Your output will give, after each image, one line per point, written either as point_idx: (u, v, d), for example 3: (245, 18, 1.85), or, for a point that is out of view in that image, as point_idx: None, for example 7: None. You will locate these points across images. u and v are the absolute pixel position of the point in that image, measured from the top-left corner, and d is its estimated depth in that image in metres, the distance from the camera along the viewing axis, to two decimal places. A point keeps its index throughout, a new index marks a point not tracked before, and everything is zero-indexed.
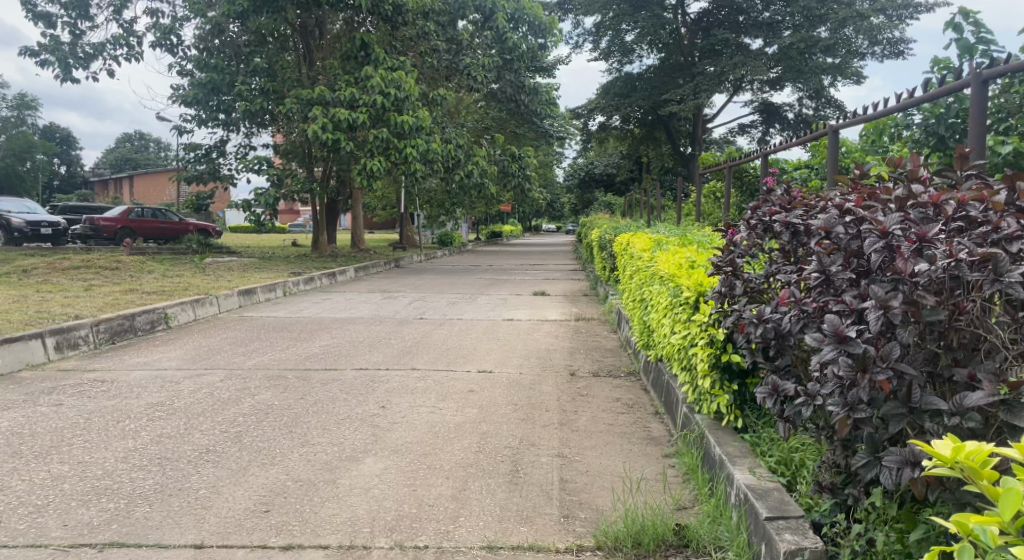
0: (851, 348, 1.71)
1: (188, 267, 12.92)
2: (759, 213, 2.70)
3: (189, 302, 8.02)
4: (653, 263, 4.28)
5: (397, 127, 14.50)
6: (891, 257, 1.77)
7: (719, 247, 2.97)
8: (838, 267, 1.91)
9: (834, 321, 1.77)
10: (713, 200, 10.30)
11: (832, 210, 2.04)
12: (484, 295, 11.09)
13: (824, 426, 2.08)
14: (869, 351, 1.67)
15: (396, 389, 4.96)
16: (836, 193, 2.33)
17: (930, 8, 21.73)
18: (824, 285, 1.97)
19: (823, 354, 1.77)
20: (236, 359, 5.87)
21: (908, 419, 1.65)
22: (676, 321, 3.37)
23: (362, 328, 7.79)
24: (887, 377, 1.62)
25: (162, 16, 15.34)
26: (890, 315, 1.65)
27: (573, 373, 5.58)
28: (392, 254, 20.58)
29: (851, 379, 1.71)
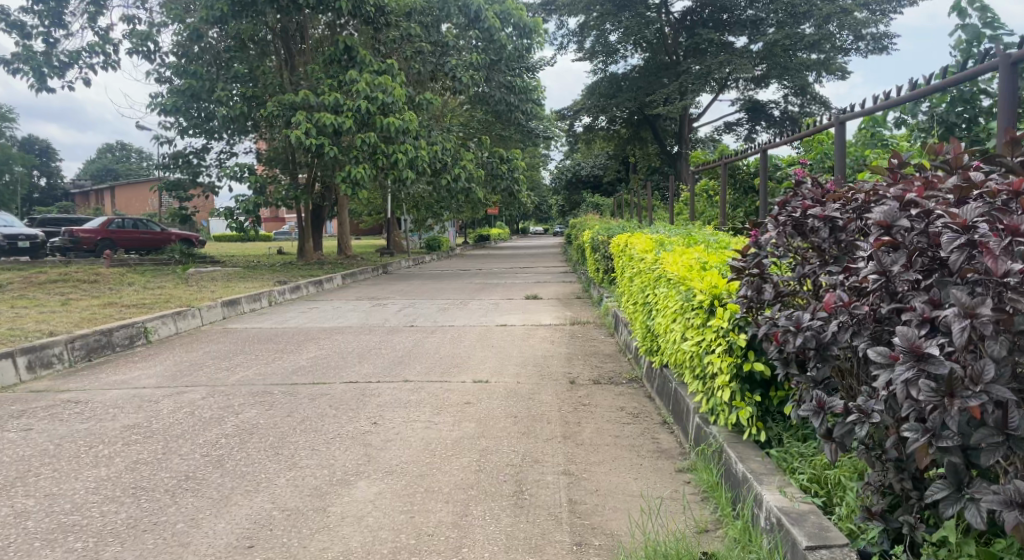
0: (933, 367, 1.50)
1: (170, 278, 12.59)
2: (787, 209, 2.51)
3: (170, 315, 7.72)
4: (659, 265, 4.07)
5: (383, 131, 14.22)
6: (969, 256, 1.57)
7: (740, 248, 2.77)
8: (901, 268, 1.72)
9: (909, 334, 1.56)
10: (706, 199, 10.15)
11: (887, 203, 1.83)
12: (475, 301, 10.86)
13: (875, 447, 1.88)
14: (956, 371, 1.46)
15: (388, 403, 4.71)
16: (877, 185, 2.14)
17: (912, 3, 21.78)
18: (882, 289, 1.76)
19: (897, 372, 1.56)
20: (219, 374, 5.60)
21: (1005, 448, 1.47)
22: (690, 325, 3.18)
23: (351, 337, 7.54)
24: (981, 404, 1.42)
25: (139, 22, 15.01)
26: (978, 326, 1.44)
27: (573, 380, 5.36)
28: (380, 260, 20.31)
29: (933, 402, 1.50)
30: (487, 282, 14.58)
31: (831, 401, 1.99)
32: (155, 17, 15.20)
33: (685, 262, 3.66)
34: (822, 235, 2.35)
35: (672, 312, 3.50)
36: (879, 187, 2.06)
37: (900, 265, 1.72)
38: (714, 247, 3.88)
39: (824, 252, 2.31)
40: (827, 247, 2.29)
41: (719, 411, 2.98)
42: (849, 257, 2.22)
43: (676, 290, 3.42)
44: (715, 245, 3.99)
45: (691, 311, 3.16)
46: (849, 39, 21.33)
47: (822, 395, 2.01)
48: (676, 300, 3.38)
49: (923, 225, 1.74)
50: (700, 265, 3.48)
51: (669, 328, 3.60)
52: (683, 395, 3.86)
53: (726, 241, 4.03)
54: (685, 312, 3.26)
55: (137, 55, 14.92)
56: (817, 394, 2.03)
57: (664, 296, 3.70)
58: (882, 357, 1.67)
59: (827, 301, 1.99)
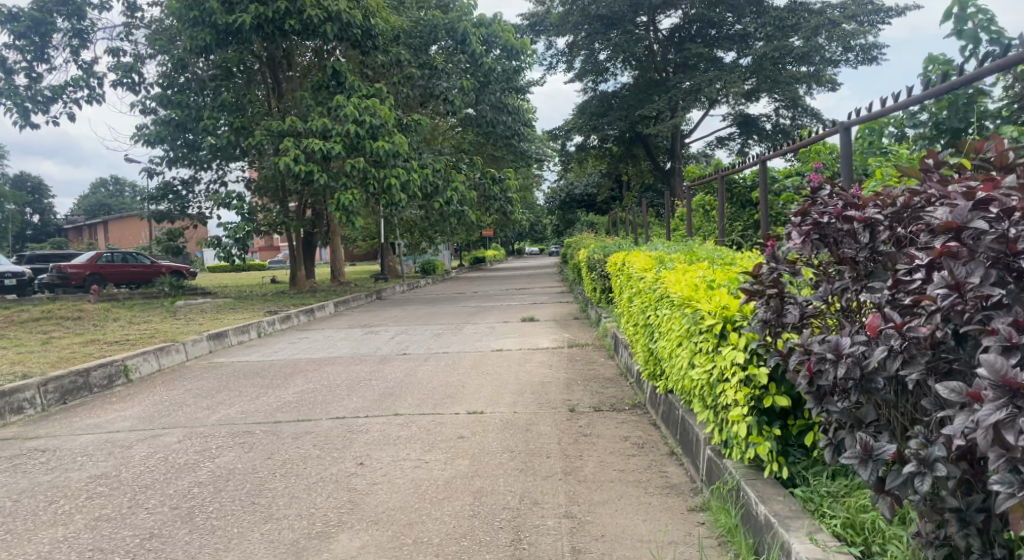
0: None
1: (157, 312, 12.29)
2: (809, 220, 2.28)
3: (152, 352, 7.42)
4: (659, 284, 3.82)
5: (372, 155, 14.03)
6: None
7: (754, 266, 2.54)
8: (977, 283, 1.48)
9: (998, 366, 1.32)
10: (703, 214, 9.95)
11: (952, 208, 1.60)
12: (470, 325, 10.57)
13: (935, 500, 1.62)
14: None
15: (377, 440, 4.42)
16: (913, 188, 1.93)
17: (900, 13, 21.86)
18: (951, 309, 1.53)
19: (983, 414, 1.30)
20: (199, 414, 5.30)
21: None
22: (699, 349, 2.94)
23: (341, 368, 7.25)
24: None
25: (124, 54, 14.91)
26: None
27: (573, 408, 5.08)
28: (373, 286, 20.05)
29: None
30: (482, 305, 14.31)
31: (880, 446, 1.75)
32: (140, 49, 15.15)
33: (689, 280, 3.43)
34: (854, 247, 2.11)
35: (677, 334, 3.26)
36: (925, 190, 1.84)
37: (975, 279, 1.48)
38: (718, 264, 3.63)
39: (857, 265, 2.07)
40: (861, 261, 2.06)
41: (734, 444, 2.74)
42: (886, 273, 1.99)
43: (681, 311, 3.18)
44: (719, 260, 3.76)
45: (699, 334, 2.92)
46: (839, 51, 21.35)
47: (867, 439, 1.76)
48: (682, 322, 3.14)
49: (998, 232, 1.51)
50: (709, 281, 3.24)
51: (675, 352, 3.35)
52: (690, 421, 3.62)
53: (730, 255, 3.79)
54: (693, 335, 3.02)
55: (122, 87, 14.81)
56: (862, 438, 1.78)
57: (668, 317, 3.45)
58: (958, 394, 1.42)
59: (871, 325, 1.76)
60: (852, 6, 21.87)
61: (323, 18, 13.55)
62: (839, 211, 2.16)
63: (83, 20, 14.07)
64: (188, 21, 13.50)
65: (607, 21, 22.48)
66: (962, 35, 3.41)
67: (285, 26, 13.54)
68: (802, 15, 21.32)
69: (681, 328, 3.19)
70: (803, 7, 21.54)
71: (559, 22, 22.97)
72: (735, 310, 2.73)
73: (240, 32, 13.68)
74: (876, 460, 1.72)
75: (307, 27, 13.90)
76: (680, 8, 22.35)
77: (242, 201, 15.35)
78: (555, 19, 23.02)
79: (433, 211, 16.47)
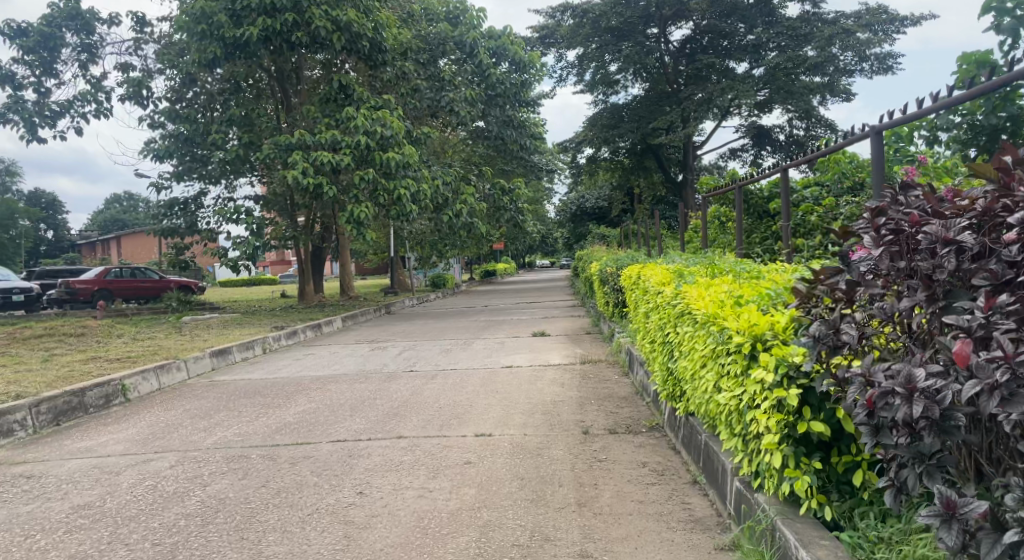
0: None
1: (163, 328, 12.13)
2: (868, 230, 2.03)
3: (152, 370, 7.21)
4: (680, 299, 3.57)
5: (383, 167, 13.89)
6: None
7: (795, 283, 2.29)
8: None
9: None
10: (719, 226, 9.69)
11: None
12: (479, 340, 10.31)
13: None
14: None
15: (378, 466, 4.16)
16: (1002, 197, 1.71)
17: (915, 22, 21.59)
18: None
19: None
20: (194, 436, 5.06)
21: None
22: (726, 370, 2.68)
23: (345, 386, 7.00)
24: None
25: (133, 69, 14.93)
26: None
27: (586, 430, 4.80)
28: (382, 300, 19.87)
29: None
30: (493, 318, 14.06)
31: (966, 504, 1.53)
32: (148, 64, 15.18)
33: (714, 294, 3.16)
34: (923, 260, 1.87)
35: (700, 352, 2.99)
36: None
37: None
38: (744, 278, 3.37)
39: (931, 284, 1.81)
40: (937, 277, 1.80)
41: (763, 475, 2.46)
42: (966, 292, 1.75)
43: (705, 327, 2.91)
44: (745, 274, 3.50)
45: (726, 353, 2.66)
46: (853, 60, 21.11)
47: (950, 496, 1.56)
48: (706, 338, 2.87)
49: None
50: (738, 294, 2.97)
51: (697, 372, 3.08)
52: (713, 447, 3.35)
53: (757, 270, 3.53)
54: (719, 354, 2.75)
55: (130, 102, 14.81)
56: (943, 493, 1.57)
57: (690, 335, 3.18)
58: None
59: (959, 353, 1.53)
60: (865, 15, 21.66)
61: (331, 29, 13.43)
62: (908, 218, 1.91)
63: (92, 35, 14.11)
64: (196, 35, 13.46)
65: (617, 32, 22.36)
66: (1001, 30, 3.16)
67: (293, 39, 13.46)
68: (815, 25, 21.16)
69: (705, 345, 2.92)
70: (816, 17, 21.38)
71: (569, 34, 22.81)
72: (770, 327, 2.45)
73: (248, 47, 13.62)
74: (963, 520, 1.52)
75: (315, 40, 13.82)
76: (692, 20, 22.20)
77: (250, 215, 15.25)
78: (566, 31, 22.92)
79: (443, 224, 16.27)
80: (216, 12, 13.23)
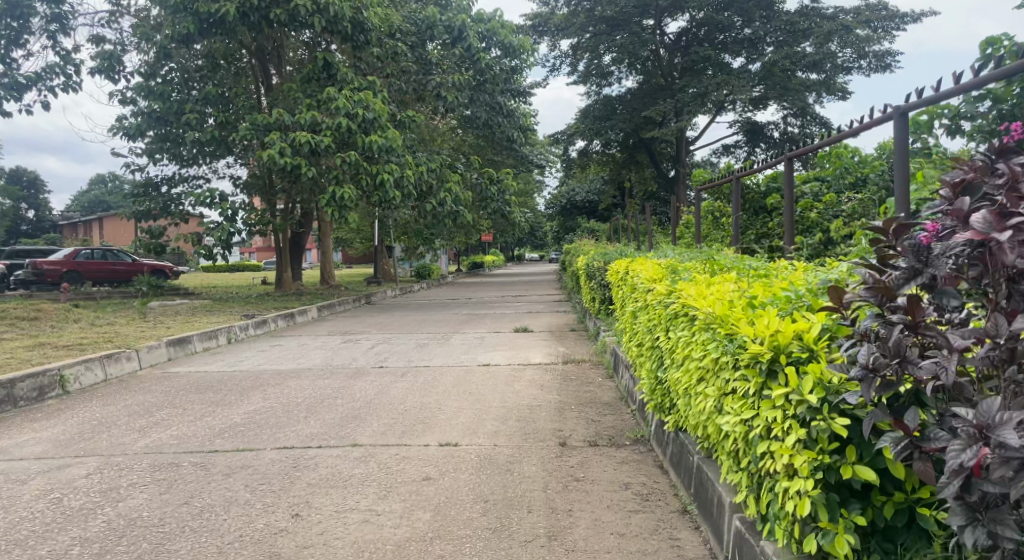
0: None
1: (127, 313, 11.47)
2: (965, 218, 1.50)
3: (98, 361, 6.61)
4: (672, 296, 3.07)
5: (365, 151, 13.27)
6: None
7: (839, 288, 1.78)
8: None
9: None
10: (714, 221, 9.19)
11: None
12: (458, 335, 9.79)
13: None
14: None
15: (324, 482, 3.65)
16: None
17: (915, 20, 21.12)
18: None
19: None
20: (126, 438, 4.51)
21: None
22: (731, 388, 2.20)
23: (307, 383, 6.46)
24: None
25: (106, 42, 14.20)
26: None
27: (564, 441, 4.29)
28: (364, 290, 19.31)
29: None
30: (475, 312, 13.50)
31: None
32: (122, 37, 14.42)
33: (715, 293, 2.67)
34: None
35: (700, 363, 2.51)
36: None
37: None
38: (749, 275, 2.89)
39: None
40: None
41: (778, 524, 1.99)
42: None
43: (706, 333, 2.43)
44: (750, 272, 3.01)
45: (733, 366, 2.17)
46: (851, 57, 20.77)
47: None
48: (708, 346, 2.38)
49: None
50: (747, 292, 2.47)
51: (694, 385, 2.60)
52: (708, 471, 2.89)
53: (762, 267, 3.05)
54: (724, 368, 2.26)
55: (101, 76, 14.06)
56: None
57: (687, 341, 2.69)
58: None
59: None
60: (864, 12, 21.20)
61: (311, 9, 12.71)
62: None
63: (62, 4, 13.27)
64: (171, 8, 12.83)
65: (612, 22, 21.69)
66: None
67: (272, 15, 12.76)
68: (814, 20, 20.69)
69: (706, 354, 2.44)
70: (815, 11, 20.89)
71: (564, 23, 22.17)
72: (793, 339, 1.97)
73: (225, 22, 12.96)
74: None
75: (294, 18, 13.11)
76: (688, 13, 21.61)
77: (225, 198, 14.63)
78: (560, 20, 22.25)
79: (427, 212, 15.68)
80: None
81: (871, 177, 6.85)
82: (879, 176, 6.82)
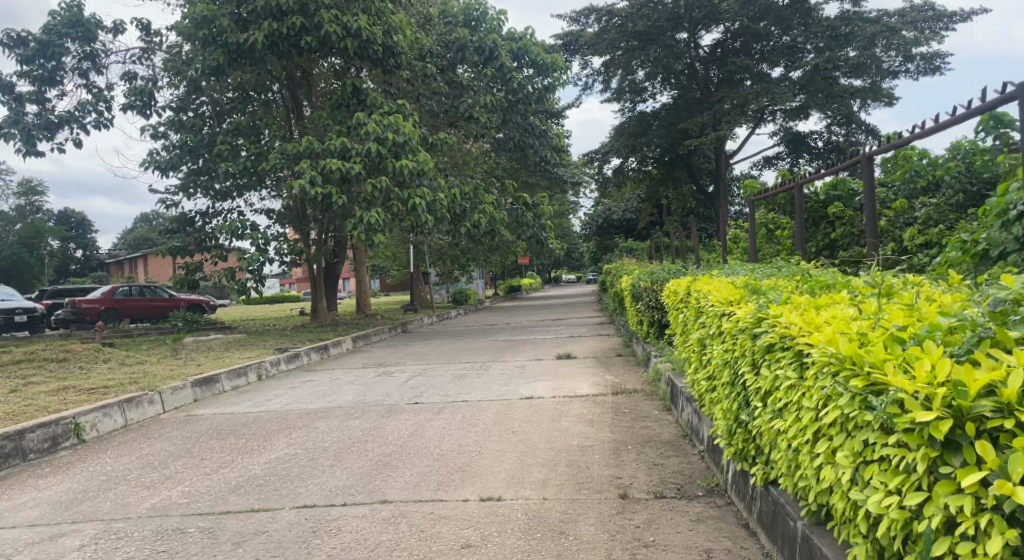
0: None
1: (157, 351, 11.22)
2: None
3: (118, 406, 6.26)
4: (762, 326, 2.41)
5: (396, 176, 12.88)
6: None
7: None
8: None
9: None
10: (771, 235, 8.49)
11: None
12: (497, 364, 9.22)
13: None
14: None
15: (345, 552, 3.10)
16: None
17: (965, 18, 20.08)
18: None
19: None
20: (132, 497, 4.07)
21: None
22: (871, 459, 1.55)
23: (336, 424, 5.96)
24: None
25: (137, 78, 14.27)
26: None
27: (624, 493, 3.67)
28: (400, 318, 18.97)
29: None
30: (515, 338, 12.91)
31: None
32: (154, 73, 14.49)
33: (830, 321, 1.98)
34: None
35: (815, 414, 1.84)
36: None
37: None
38: (864, 294, 2.22)
39: None
40: None
41: None
42: None
43: (822, 374, 1.76)
44: (866, 294, 2.33)
45: (874, 428, 1.52)
46: (898, 61, 19.94)
47: None
48: (827, 394, 1.72)
49: None
50: (878, 317, 1.80)
51: (808, 442, 1.92)
52: (818, 545, 2.20)
53: (876, 283, 2.37)
54: (858, 426, 1.60)
55: (133, 112, 14.12)
56: None
57: (795, 383, 2.01)
58: None
59: None
60: (909, 13, 20.30)
61: (342, 34, 12.46)
62: None
63: (94, 42, 13.40)
64: (199, 41, 12.76)
65: (644, 37, 21.14)
66: None
67: (301, 42, 12.52)
68: (857, 23, 19.81)
69: (826, 404, 1.77)
70: (857, 15, 20.02)
71: (595, 41, 21.72)
72: (981, 393, 1.33)
73: (254, 52, 12.84)
74: None
75: (324, 44, 12.91)
76: (723, 23, 20.95)
77: (256, 229, 14.49)
78: (590, 37, 21.83)
79: (462, 235, 15.24)
80: (219, 17, 12.59)
81: (946, 179, 6.14)
82: (955, 178, 6.12)
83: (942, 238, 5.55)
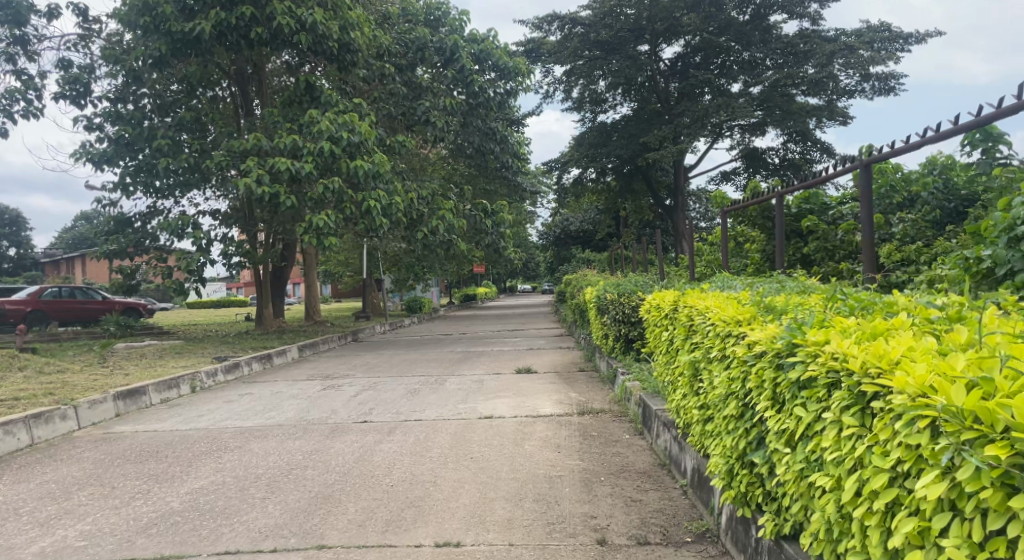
0: None
1: (80, 358, 10.26)
2: None
3: (22, 422, 5.49)
4: (794, 355, 2.00)
5: (349, 176, 12.23)
6: None
7: None
8: None
9: None
10: (741, 248, 8.19)
11: None
12: (453, 378, 8.66)
13: None
14: None
15: None
16: None
17: (919, 41, 20.56)
18: None
19: None
20: (17, 539, 3.39)
21: None
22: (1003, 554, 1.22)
23: (274, 445, 5.33)
24: None
25: (73, 67, 13.24)
26: None
27: (602, 538, 3.19)
28: (351, 326, 18.16)
29: None
30: (471, 350, 12.35)
31: None
32: (91, 61, 13.49)
33: (909, 357, 1.60)
34: None
35: (891, 478, 1.46)
36: None
37: None
38: (928, 328, 1.86)
39: None
40: None
41: None
42: None
43: (917, 432, 1.40)
44: (927, 323, 1.96)
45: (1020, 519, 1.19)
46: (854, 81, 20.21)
47: None
48: (928, 458, 1.36)
49: None
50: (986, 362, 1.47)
51: (869, 511, 1.52)
52: None
53: (935, 311, 2.01)
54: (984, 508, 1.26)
55: (66, 101, 13.09)
56: None
57: (855, 432, 1.61)
58: None
59: None
60: (865, 34, 20.67)
61: (295, 27, 11.77)
62: None
63: (24, 26, 12.31)
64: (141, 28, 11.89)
65: (606, 46, 21.03)
66: None
67: (251, 34, 11.77)
68: (815, 42, 20.09)
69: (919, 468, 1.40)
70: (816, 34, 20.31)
71: (557, 49, 21.42)
72: None
73: (201, 43, 11.96)
74: None
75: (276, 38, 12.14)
76: (684, 37, 20.96)
77: (198, 229, 13.58)
78: (553, 46, 21.57)
79: (417, 242, 14.61)
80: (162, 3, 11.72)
81: (923, 196, 5.89)
82: (931, 194, 5.88)
83: (920, 256, 5.25)
